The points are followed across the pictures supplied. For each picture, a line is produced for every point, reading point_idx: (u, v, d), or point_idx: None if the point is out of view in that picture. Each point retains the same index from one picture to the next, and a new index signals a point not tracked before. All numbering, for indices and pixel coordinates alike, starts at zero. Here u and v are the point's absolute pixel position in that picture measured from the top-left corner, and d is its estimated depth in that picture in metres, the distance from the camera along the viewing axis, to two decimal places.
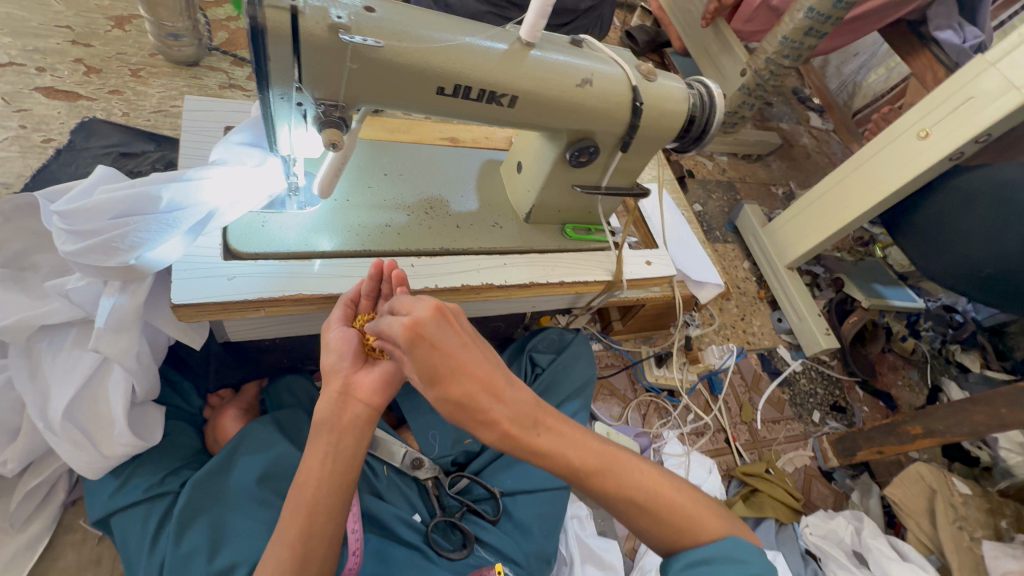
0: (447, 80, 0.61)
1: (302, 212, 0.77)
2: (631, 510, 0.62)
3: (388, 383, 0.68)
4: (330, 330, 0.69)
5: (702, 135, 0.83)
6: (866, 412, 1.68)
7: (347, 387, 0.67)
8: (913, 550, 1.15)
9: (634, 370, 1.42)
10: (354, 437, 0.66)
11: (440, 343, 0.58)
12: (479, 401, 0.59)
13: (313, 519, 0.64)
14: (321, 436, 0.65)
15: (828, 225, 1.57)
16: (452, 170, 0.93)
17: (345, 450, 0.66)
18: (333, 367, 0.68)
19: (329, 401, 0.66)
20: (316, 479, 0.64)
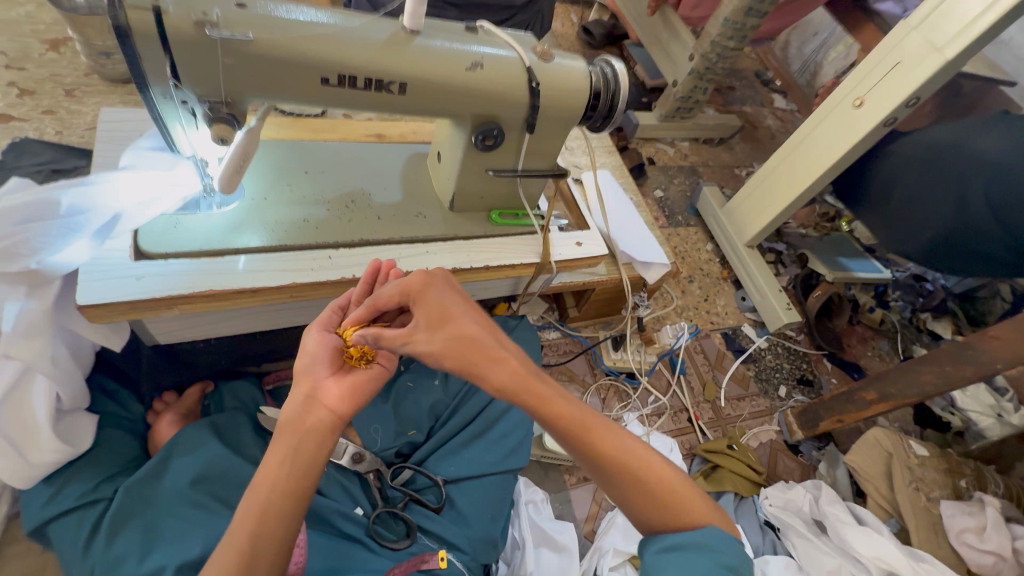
0: (329, 70, 0.64)
1: (213, 212, 0.78)
2: (623, 473, 0.63)
3: (355, 393, 0.66)
4: (307, 334, 0.70)
5: (609, 114, 0.84)
6: (835, 383, 1.67)
7: (315, 391, 0.65)
8: (870, 515, 1.16)
9: (592, 355, 1.42)
10: (315, 442, 0.62)
11: (445, 295, 0.68)
12: (478, 344, 0.64)
13: (263, 522, 0.57)
14: (281, 439, 0.61)
15: (781, 200, 1.58)
16: (376, 164, 0.95)
17: (304, 456, 0.61)
18: (305, 371, 0.67)
19: (299, 401, 0.64)
20: (272, 480, 0.59)
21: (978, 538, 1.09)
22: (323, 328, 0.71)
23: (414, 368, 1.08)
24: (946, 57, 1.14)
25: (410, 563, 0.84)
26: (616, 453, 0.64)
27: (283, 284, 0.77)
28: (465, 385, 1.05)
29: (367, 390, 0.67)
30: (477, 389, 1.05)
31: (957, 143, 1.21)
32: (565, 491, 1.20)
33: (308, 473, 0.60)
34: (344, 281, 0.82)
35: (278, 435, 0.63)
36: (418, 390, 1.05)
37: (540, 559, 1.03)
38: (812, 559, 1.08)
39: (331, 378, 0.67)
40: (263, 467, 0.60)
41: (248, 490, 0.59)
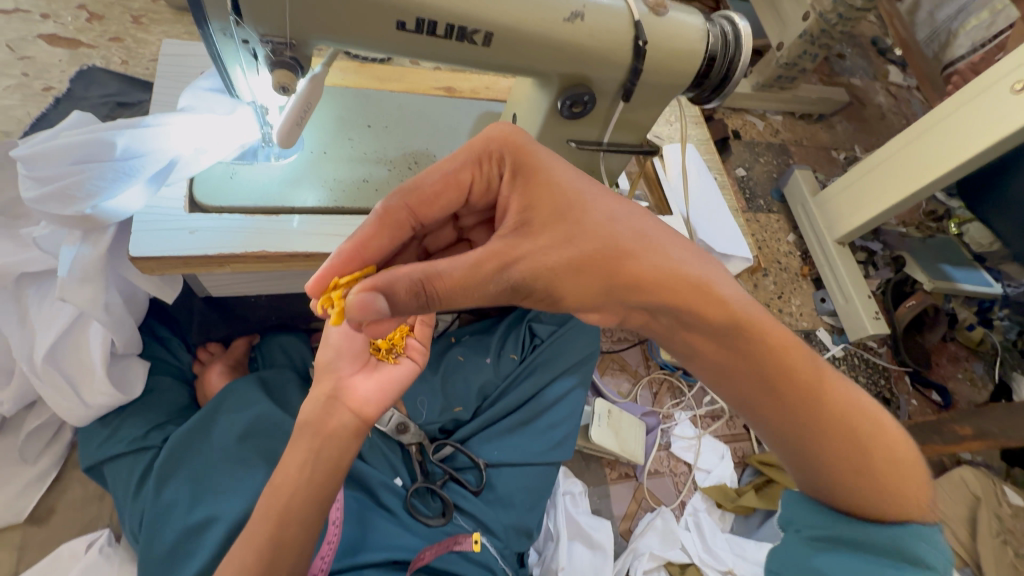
0: (407, 12, 0.54)
1: (270, 164, 0.72)
2: (842, 433, 0.53)
3: (379, 395, 0.68)
4: (333, 326, 0.70)
5: (723, 84, 0.71)
6: (914, 406, 1.51)
7: (337, 390, 0.67)
8: None
9: (648, 346, 1.32)
10: (337, 445, 0.64)
11: (548, 167, 0.55)
12: (661, 264, 0.52)
13: (283, 525, 0.60)
14: (303, 439, 0.63)
15: (889, 194, 1.38)
16: (444, 123, 0.86)
17: (324, 460, 0.63)
18: (330, 364, 0.68)
19: (320, 397, 0.66)
20: (293, 483, 0.61)
21: None
22: (349, 319, 0.71)
23: (465, 343, 1.03)
24: None
25: (441, 547, 0.84)
26: (825, 421, 0.53)
27: (337, 250, 0.71)
28: (518, 369, 0.99)
29: (395, 385, 0.70)
30: (530, 375, 0.99)
31: None
32: (604, 485, 1.15)
33: (326, 477, 0.63)
34: None
35: (298, 433, 0.65)
36: (469, 368, 0.99)
37: (572, 553, 1.00)
38: None
39: (358, 373, 0.69)
40: (283, 469, 0.63)
41: (266, 490, 0.62)
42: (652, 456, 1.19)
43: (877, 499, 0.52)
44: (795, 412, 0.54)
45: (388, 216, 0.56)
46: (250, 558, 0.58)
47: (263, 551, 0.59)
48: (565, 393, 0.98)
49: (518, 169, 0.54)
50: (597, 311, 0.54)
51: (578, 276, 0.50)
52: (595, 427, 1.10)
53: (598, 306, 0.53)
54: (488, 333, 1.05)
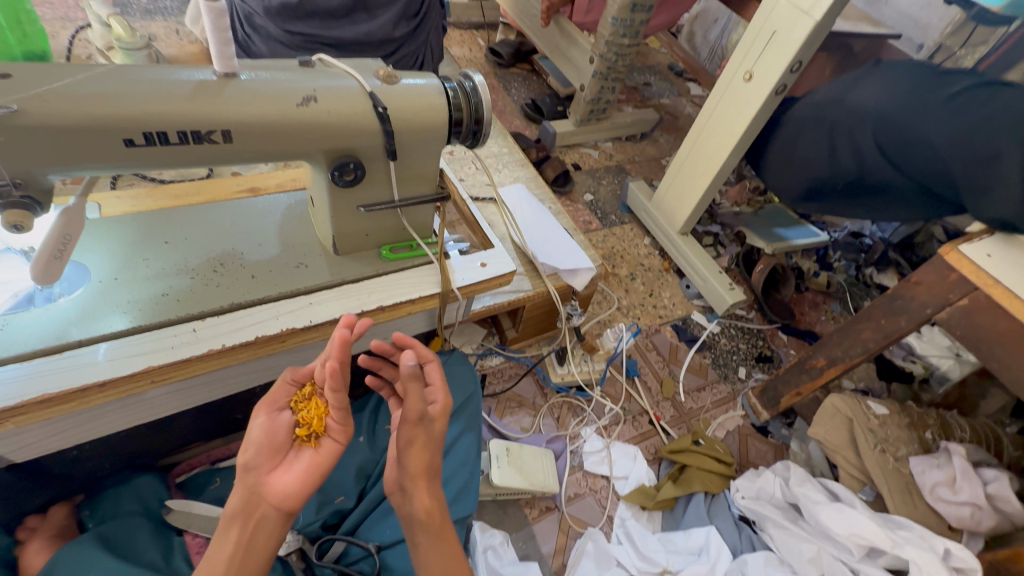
0: (131, 130, 0.57)
1: (54, 303, 0.70)
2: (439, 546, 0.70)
3: (299, 489, 0.66)
4: (256, 420, 0.69)
5: (477, 127, 0.80)
6: (793, 355, 1.65)
7: (259, 486, 0.66)
8: (903, 518, 1.02)
9: (539, 375, 1.36)
10: (264, 536, 0.66)
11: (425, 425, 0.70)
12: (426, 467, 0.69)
13: None
14: (230, 527, 0.65)
15: (702, 182, 1.58)
16: (248, 221, 0.88)
17: (272, 518, 0.66)
18: (250, 463, 0.67)
19: (241, 496, 0.66)
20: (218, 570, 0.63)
21: (951, 491, 1.04)
22: (272, 411, 0.70)
23: None
24: (815, 17, 1.14)
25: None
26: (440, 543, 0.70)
27: (138, 371, 0.68)
28: None
29: (316, 476, 0.67)
30: None
31: (836, 98, 1.22)
32: (528, 527, 1.12)
33: (254, 567, 0.65)
34: (212, 355, 0.73)
35: (228, 521, 0.66)
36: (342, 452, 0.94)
37: None
38: (791, 548, 1.02)
39: (278, 466, 0.68)
40: (215, 554, 0.64)
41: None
42: (567, 480, 1.20)
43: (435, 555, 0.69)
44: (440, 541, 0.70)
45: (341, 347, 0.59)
46: None
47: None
48: (451, 442, 0.99)
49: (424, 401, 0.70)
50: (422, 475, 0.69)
51: (415, 449, 0.68)
52: (495, 470, 1.08)
53: (422, 476, 0.69)
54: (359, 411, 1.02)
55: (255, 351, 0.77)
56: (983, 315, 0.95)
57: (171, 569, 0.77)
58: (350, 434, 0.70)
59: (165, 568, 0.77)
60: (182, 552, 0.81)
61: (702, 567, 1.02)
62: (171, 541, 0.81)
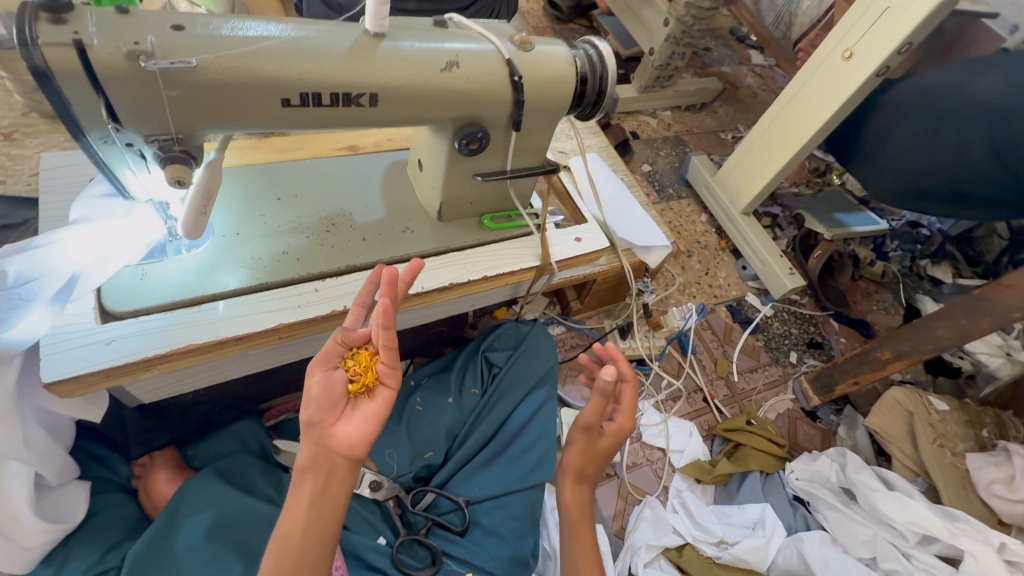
0: (289, 90, 0.57)
1: (183, 256, 0.72)
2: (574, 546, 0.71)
3: (364, 436, 0.66)
4: (310, 378, 0.67)
5: (599, 98, 0.78)
6: (844, 343, 1.66)
7: (325, 439, 0.65)
8: (959, 510, 1.05)
9: (600, 347, 1.38)
10: (337, 486, 0.66)
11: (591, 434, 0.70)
12: (579, 469, 0.71)
13: (303, 544, 0.64)
14: (305, 481, 0.65)
15: (776, 162, 1.54)
16: (353, 181, 0.88)
17: (341, 468, 0.66)
18: (312, 420, 0.66)
19: (308, 452, 0.65)
20: (299, 520, 0.64)
21: (1008, 489, 1.07)
22: (325, 367, 0.68)
23: (425, 387, 1.01)
24: None
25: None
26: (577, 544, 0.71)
27: (268, 327, 0.70)
28: (482, 401, 0.99)
29: (378, 423, 0.68)
30: (494, 402, 0.99)
31: (950, 86, 1.16)
32: (589, 491, 1.18)
33: (330, 518, 0.66)
34: (332, 316, 0.75)
35: (300, 476, 0.66)
36: (432, 411, 0.98)
37: None
38: (845, 529, 1.07)
39: (340, 420, 0.67)
40: (291, 509, 0.65)
41: (276, 536, 0.65)
42: (627, 449, 1.24)
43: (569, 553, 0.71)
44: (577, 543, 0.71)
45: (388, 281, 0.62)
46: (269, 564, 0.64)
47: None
48: (536, 407, 1.00)
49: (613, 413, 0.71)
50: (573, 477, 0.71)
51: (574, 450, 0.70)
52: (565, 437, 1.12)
53: (570, 475, 0.71)
54: (446, 371, 1.05)
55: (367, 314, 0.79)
56: None
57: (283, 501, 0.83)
58: (401, 377, 0.70)
59: (278, 500, 0.83)
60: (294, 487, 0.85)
61: (758, 540, 1.07)
62: (279, 476, 0.86)
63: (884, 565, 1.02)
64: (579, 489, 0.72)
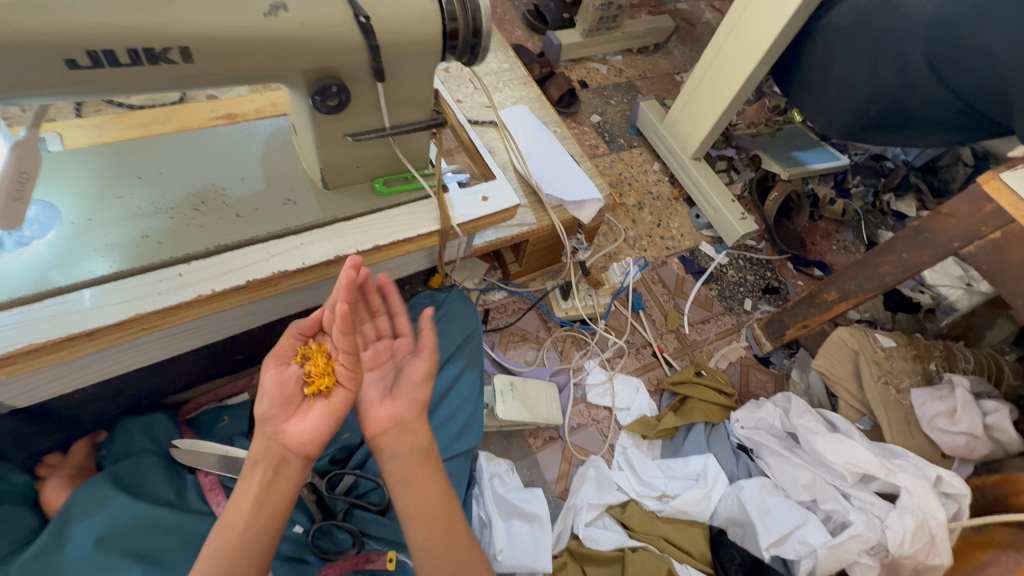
0: (73, 48, 0.50)
1: (24, 248, 0.66)
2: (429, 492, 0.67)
3: (316, 433, 0.65)
4: (265, 374, 0.68)
5: (475, 42, 0.70)
6: (801, 286, 1.62)
7: (279, 433, 0.64)
8: (899, 448, 1.04)
9: (543, 310, 1.34)
10: (288, 480, 0.64)
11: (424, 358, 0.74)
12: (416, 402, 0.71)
13: (244, 541, 0.60)
14: (254, 474, 0.63)
15: (721, 101, 1.46)
16: (227, 152, 0.81)
17: (293, 462, 0.64)
18: (266, 415, 0.65)
19: (261, 445, 0.64)
20: (246, 514, 0.61)
21: (950, 422, 1.06)
22: (280, 364, 0.69)
23: None
24: None
25: (349, 563, 0.78)
26: (431, 485, 0.67)
27: (125, 319, 0.65)
28: None
29: (333, 421, 0.66)
30: None
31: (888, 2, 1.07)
32: (532, 456, 1.16)
33: (277, 511, 0.62)
34: (203, 300, 0.70)
35: (248, 470, 0.64)
36: None
37: (511, 532, 1.00)
38: (786, 474, 1.05)
39: (292, 417, 0.66)
40: (236, 503, 0.62)
41: (218, 527, 0.61)
42: (570, 411, 1.22)
43: (425, 496, 0.66)
44: (433, 481, 0.68)
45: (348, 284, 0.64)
46: None
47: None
48: (452, 380, 0.97)
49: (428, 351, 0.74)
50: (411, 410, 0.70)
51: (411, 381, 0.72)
52: (499, 405, 1.09)
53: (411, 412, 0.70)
54: None
55: (247, 296, 0.74)
56: (1013, 250, 0.90)
57: (184, 504, 0.81)
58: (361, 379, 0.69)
59: (178, 502, 0.80)
60: (197, 488, 0.83)
61: (699, 491, 1.06)
62: (185, 478, 0.84)
63: (824, 507, 1.01)
64: (421, 431, 0.70)
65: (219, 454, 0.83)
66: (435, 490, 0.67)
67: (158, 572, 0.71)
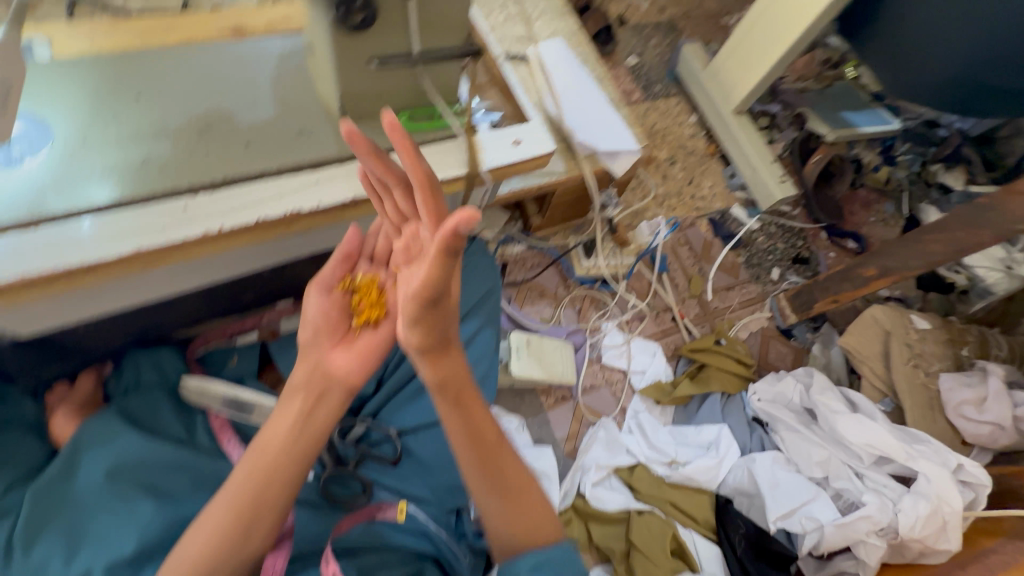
0: None
1: (15, 168, 0.60)
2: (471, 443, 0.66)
3: (362, 366, 0.67)
4: (309, 300, 0.67)
5: None
6: (832, 258, 1.55)
7: (322, 363, 0.66)
8: (919, 431, 1.02)
9: (563, 266, 1.29)
10: (326, 410, 0.67)
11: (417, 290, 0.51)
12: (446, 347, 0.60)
13: (276, 468, 0.63)
14: (293, 400, 0.66)
15: (777, 46, 1.32)
16: (235, 71, 0.72)
17: (332, 393, 0.67)
18: (311, 343, 0.67)
19: (305, 372, 0.66)
20: (278, 441, 0.64)
21: (977, 411, 1.02)
22: (323, 291, 0.67)
23: None
24: None
25: (361, 514, 0.78)
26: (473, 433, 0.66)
27: (127, 254, 0.60)
28: None
29: (378, 354, 0.67)
30: None
31: None
32: (543, 414, 1.15)
33: (312, 439, 0.66)
34: (210, 237, 0.64)
35: (289, 393, 0.66)
36: None
37: None
38: (800, 450, 1.04)
39: (338, 346, 0.67)
40: (274, 426, 0.65)
41: (252, 451, 0.64)
42: (584, 371, 1.20)
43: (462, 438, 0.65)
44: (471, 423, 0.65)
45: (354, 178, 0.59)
46: (220, 507, 0.62)
47: (198, 566, 0.58)
48: (470, 336, 0.92)
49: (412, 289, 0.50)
50: (439, 356, 0.60)
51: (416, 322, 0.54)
52: (515, 362, 1.07)
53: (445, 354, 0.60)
54: None
55: (259, 235, 0.68)
56: None
57: (194, 441, 0.80)
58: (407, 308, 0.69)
59: (189, 440, 0.79)
60: (206, 428, 0.82)
61: (710, 460, 1.05)
62: (194, 416, 0.82)
63: (835, 484, 1.00)
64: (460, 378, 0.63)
65: (225, 395, 0.81)
66: (476, 432, 0.66)
67: (170, 505, 0.70)
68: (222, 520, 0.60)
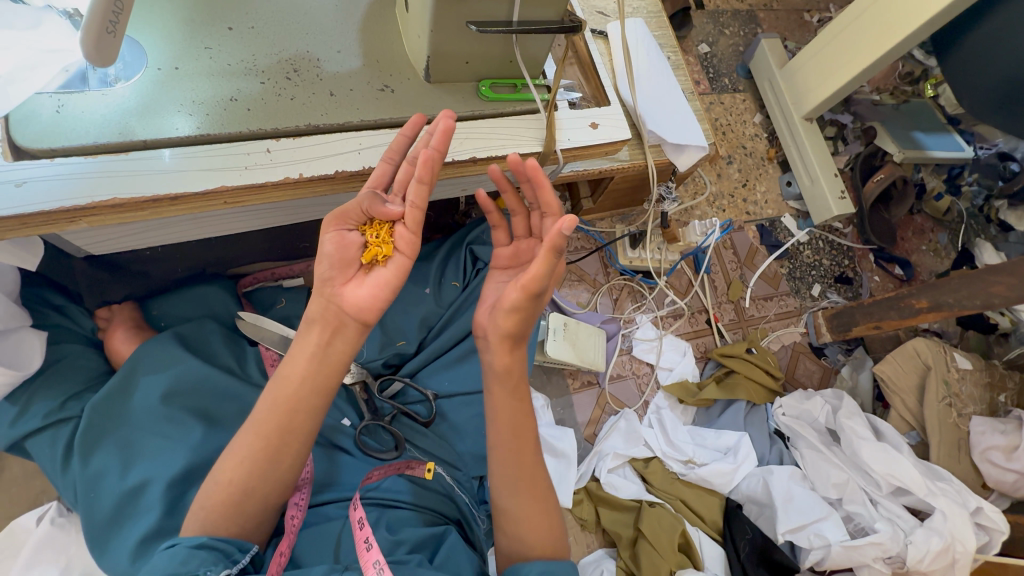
0: None
1: (110, 90, 0.60)
2: (511, 422, 0.68)
3: (373, 301, 0.64)
4: (323, 235, 0.63)
5: None
6: (876, 282, 1.52)
7: (337, 297, 0.64)
8: (943, 468, 1.02)
9: (607, 254, 1.28)
10: (343, 343, 0.65)
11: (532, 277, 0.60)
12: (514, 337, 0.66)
13: (300, 403, 0.64)
14: (311, 333, 0.65)
15: (863, 56, 1.25)
16: (325, 15, 0.71)
17: (347, 331, 0.65)
18: (325, 276, 0.64)
19: (319, 306, 0.65)
20: (300, 371, 0.64)
21: (1005, 458, 1.02)
22: (340, 227, 0.63)
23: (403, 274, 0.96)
24: None
25: (392, 468, 0.79)
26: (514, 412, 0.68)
27: (211, 190, 0.61)
28: (461, 296, 0.95)
29: (390, 291, 0.64)
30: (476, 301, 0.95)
31: None
32: (567, 396, 1.17)
33: (331, 371, 0.66)
34: (289, 183, 0.65)
35: (307, 326, 0.66)
36: (408, 299, 0.93)
37: None
38: (818, 470, 1.05)
39: (351, 282, 0.64)
40: (294, 357, 0.65)
41: (276, 381, 0.65)
42: (614, 361, 1.20)
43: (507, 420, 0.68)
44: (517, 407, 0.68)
45: (443, 130, 0.59)
46: (251, 436, 0.64)
47: (234, 489, 0.61)
48: None
49: (521, 280, 0.60)
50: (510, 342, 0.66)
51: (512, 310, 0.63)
52: (550, 341, 1.07)
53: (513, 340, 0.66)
54: (427, 260, 0.99)
55: (333, 187, 0.68)
56: None
57: (245, 373, 0.82)
58: (418, 247, 0.64)
59: (239, 371, 0.81)
60: (258, 361, 0.84)
61: (727, 465, 1.06)
62: (245, 349, 0.85)
63: (847, 507, 1.01)
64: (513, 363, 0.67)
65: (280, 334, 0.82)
66: (518, 415, 0.68)
67: (218, 434, 0.74)
68: (250, 447, 0.62)
